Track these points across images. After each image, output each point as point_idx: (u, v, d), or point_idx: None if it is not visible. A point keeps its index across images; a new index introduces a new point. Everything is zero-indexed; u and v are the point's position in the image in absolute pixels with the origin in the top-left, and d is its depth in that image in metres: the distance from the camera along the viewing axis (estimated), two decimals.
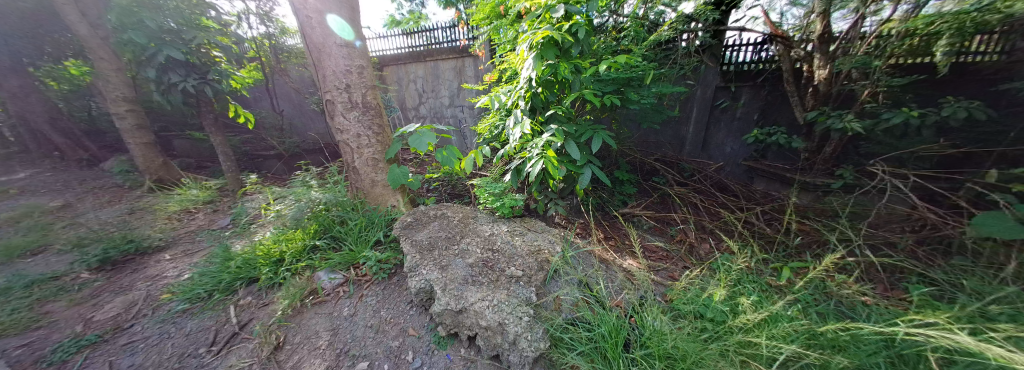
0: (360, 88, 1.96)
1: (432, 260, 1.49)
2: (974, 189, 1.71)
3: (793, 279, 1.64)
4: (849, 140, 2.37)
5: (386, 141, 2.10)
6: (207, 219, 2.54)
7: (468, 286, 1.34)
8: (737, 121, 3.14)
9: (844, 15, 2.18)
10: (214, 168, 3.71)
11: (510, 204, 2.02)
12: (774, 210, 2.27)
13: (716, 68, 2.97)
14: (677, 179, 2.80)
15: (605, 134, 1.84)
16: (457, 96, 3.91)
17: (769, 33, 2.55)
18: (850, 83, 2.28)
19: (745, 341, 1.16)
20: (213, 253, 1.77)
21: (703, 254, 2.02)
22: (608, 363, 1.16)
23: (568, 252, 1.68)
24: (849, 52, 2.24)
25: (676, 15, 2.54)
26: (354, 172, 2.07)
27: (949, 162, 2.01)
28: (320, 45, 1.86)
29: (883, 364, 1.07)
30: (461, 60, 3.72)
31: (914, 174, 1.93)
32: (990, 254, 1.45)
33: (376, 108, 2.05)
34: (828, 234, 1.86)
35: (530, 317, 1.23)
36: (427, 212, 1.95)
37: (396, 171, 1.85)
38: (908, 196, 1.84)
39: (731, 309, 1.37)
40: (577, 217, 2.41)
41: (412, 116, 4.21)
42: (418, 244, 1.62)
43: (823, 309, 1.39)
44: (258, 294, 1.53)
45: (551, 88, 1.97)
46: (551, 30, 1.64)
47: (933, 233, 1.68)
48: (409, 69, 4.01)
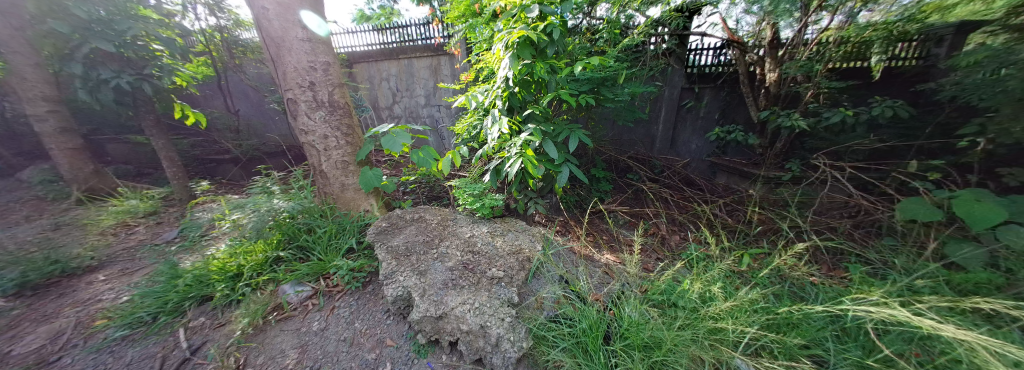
0: (326, 86, 1.84)
1: (410, 266, 1.44)
2: (898, 178, 1.94)
3: (753, 265, 1.77)
4: (796, 137, 2.60)
5: (356, 142, 1.99)
6: (149, 233, 2.28)
7: (448, 291, 1.32)
8: (703, 119, 3.32)
9: (790, 23, 2.37)
10: (158, 175, 3.34)
11: (489, 205, 1.98)
12: (735, 202, 2.44)
13: (681, 70, 3.13)
14: (649, 175, 2.91)
15: (581, 133, 1.87)
16: (433, 95, 3.81)
17: (726, 39, 2.73)
18: (796, 85, 2.50)
19: (715, 327, 1.23)
20: (156, 271, 1.58)
21: (674, 245, 2.13)
22: (589, 357, 1.18)
23: (549, 250, 1.69)
24: (795, 57, 2.45)
25: (646, 21, 2.64)
26: (321, 177, 1.95)
27: (877, 155, 2.28)
28: (280, 39, 1.73)
29: (830, 337, 1.20)
30: (437, 58, 3.65)
31: (851, 165, 2.17)
32: (913, 235, 1.66)
33: (345, 108, 1.94)
34: (780, 222, 2.03)
35: (511, 317, 1.24)
36: (403, 216, 1.88)
37: (368, 174, 1.77)
38: (846, 185, 2.06)
39: (701, 297, 1.44)
40: (556, 215, 2.44)
41: (386, 116, 4.04)
42: (394, 250, 1.55)
43: (779, 291, 1.52)
44: (212, 313, 1.38)
45: (528, 88, 1.98)
46: (526, 29, 1.64)
47: (867, 218, 1.88)
48: (381, 66, 3.83)
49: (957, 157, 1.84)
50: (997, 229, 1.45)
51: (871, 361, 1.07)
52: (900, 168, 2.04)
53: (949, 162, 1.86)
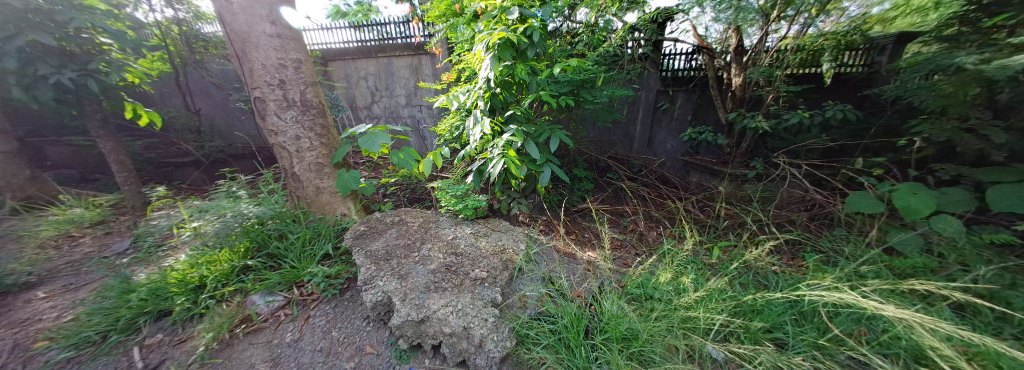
0: (297, 84, 1.76)
1: (390, 270, 1.41)
2: (848, 174, 2.13)
3: (722, 257, 1.87)
4: (759, 137, 2.79)
5: (331, 144, 1.92)
6: (97, 244, 2.07)
7: (430, 294, 1.30)
8: (677, 120, 3.46)
9: (753, 32, 2.52)
10: (107, 180, 3.05)
11: (473, 206, 1.97)
12: (705, 198, 2.57)
13: (656, 73, 3.23)
14: (628, 174, 3.01)
15: (562, 134, 1.90)
16: (414, 95, 3.74)
17: (696, 45, 2.86)
18: (759, 89, 2.67)
19: (687, 316, 1.30)
20: (106, 286, 1.44)
21: (652, 241, 2.22)
22: (571, 352, 1.21)
23: (532, 249, 1.71)
24: (757, 63, 2.61)
25: (623, 25, 2.73)
26: (293, 180, 1.85)
27: (830, 153, 2.49)
28: (245, 34, 1.63)
29: (789, 321, 1.30)
30: (417, 57, 3.59)
31: (807, 163, 2.35)
32: (859, 225, 1.82)
33: (319, 108, 1.86)
34: (746, 216, 2.16)
35: (494, 317, 1.24)
36: (382, 219, 1.84)
37: (345, 176, 1.72)
38: (803, 181, 2.23)
39: (675, 289, 1.50)
40: (539, 214, 2.47)
41: (364, 116, 3.89)
42: (373, 254, 1.51)
43: (746, 280, 1.62)
44: (171, 329, 1.28)
45: (509, 89, 1.98)
46: (507, 31, 1.66)
47: (821, 211, 2.05)
48: (358, 64, 3.69)
49: (897, 155, 2.04)
50: (929, 218, 1.63)
51: (823, 341, 1.18)
52: (849, 165, 2.24)
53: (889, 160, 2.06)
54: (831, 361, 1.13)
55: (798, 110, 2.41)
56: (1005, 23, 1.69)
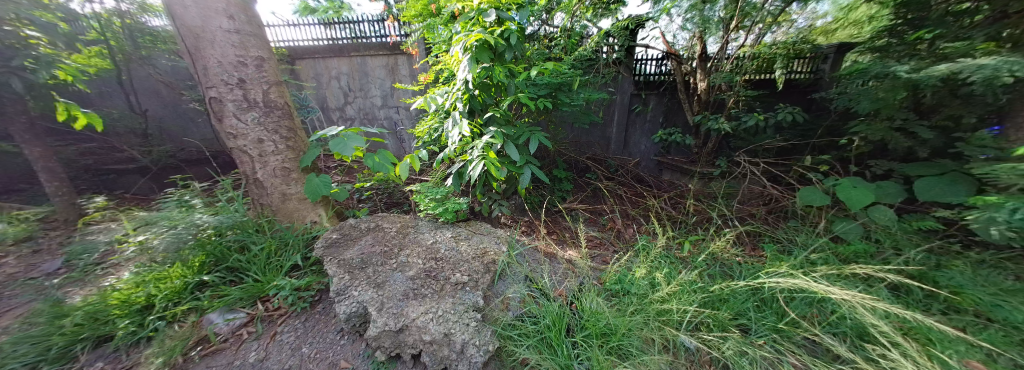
0: (259, 84, 1.65)
1: (366, 279, 1.35)
2: (799, 171, 2.32)
3: (693, 250, 1.97)
4: (723, 137, 2.98)
5: (299, 147, 1.81)
6: (20, 265, 1.81)
7: (409, 302, 1.26)
8: (651, 122, 3.61)
9: (715, 40, 2.70)
10: (30, 190, 2.68)
11: (453, 209, 1.93)
12: (676, 196, 2.69)
13: (629, 77, 3.34)
14: (606, 174, 3.09)
15: (541, 135, 1.92)
16: (390, 96, 3.64)
17: (665, 51, 3.00)
18: (721, 93, 2.85)
19: (662, 310, 1.35)
20: (29, 312, 1.26)
21: (629, 237, 2.29)
22: (553, 351, 1.22)
23: (514, 251, 1.71)
24: (719, 68, 2.77)
25: (598, 31, 2.82)
26: (255, 186, 1.72)
27: (784, 152, 2.71)
28: (198, 28, 1.50)
29: (752, 308, 1.39)
30: (393, 57, 3.49)
31: (764, 161, 2.53)
32: (810, 217, 1.99)
33: (284, 109, 1.75)
34: (713, 211, 2.29)
35: (477, 321, 1.22)
36: (357, 226, 1.76)
37: (315, 181, 1.63)
38: (761, 178, 2.40)
39: (650, 283, 1.56)
40: (521, 215, 2.47)
41: (337, 117, 3.71)
42: (346, 263, 1.43)
43: (714, 272, 1.71)
44: (113, 357, 1.14)
45: (488, 91, 1.98)
46: (484, 33, 1.66)
47: (778, 204, 2.21)
48: (328, 63, 3.52)
49: (840, 153, 2.26)
50: (868, 210, 1.82)
51: (782, 325, 1.28)
52: (800, 162, 2.45)
53: (834, 157, 2.27)
54: (789, 343, 1.23)
55: (756, 113, 2.60)
56: (925, 36, 1.93)
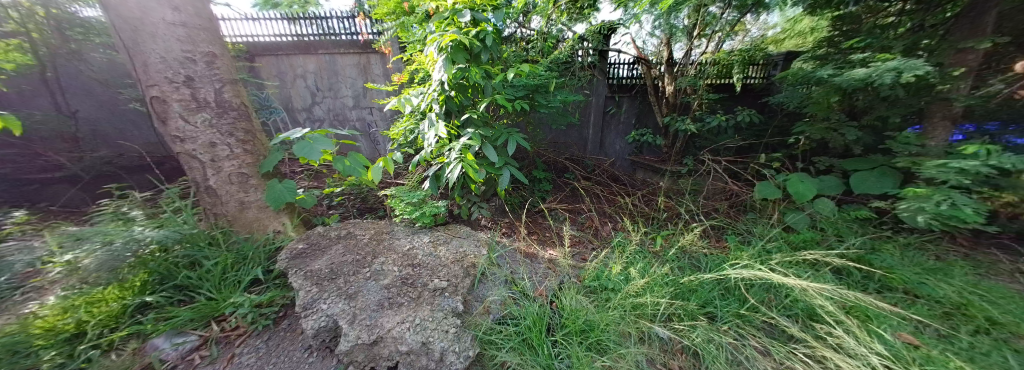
0: (210, 82, 1.51)
1: (337, 290, 1.28)
2: (756, 168, 2.51)
3: (664, 244, 2.05)
4: (690, 138, 3.15)
5: (259, 151, 1.68)
6: None
7: (384, 312, 1.21)
8: (624, 123, 3.74)
9: (681, 47, 2.86)
10: None
11: (431, 212, 1.88)
12: (648, 193, 2.81)
13: (604, 80, 3.43)
14: (583, 174, 3.16)
15: (519, 137, 1.93)
16: (363, 96, 3.49)
17: (636, 56, 3.13)
18: (687, 96, 3.02)
19: (637, 303, 1.40)
20: None
21: (606, 235, 2.35)
22: (534, 352, 1.22)
23: (494, 253, 1.70)
24: (685, 72, 2.94)
25: (572, 34, 2.89)
26: (207, 195, 1.58)
27: (742, 150, 2.92)
28: (137, 20, 1.36)
29: (717, 298, 1.48)
30: (365, 56, 3.35)
31: (726, 159, 2.72)
32: (766, 210, 2.15)
33: (241, 110, 1.62)
34: (681, 207, 2.41)
35: (457, 327, 1.20)
36: (325, 234, 1.67)
37: (278, 187, 1.54)
38: (723, 175, 2.57)
39: (626, 278, 1.61)
40: (501, 217, 2.47)
41: (303, 118, 3.49)
42: (314, 275, 1.35)
43: (684, 264, 1.80)
44: None
45: (464, 92, 1.95)
46: (459, 34, 1.64)
47: (738, 199, 2.38)
48: (292, 61, 3.30)
49: (789, 151, 2.48)
50: (814, 202, 2.00)
51: (744, 311, 1.38)
52: (757, 160, 2.65)
53: (785, 155, 2.48)
54: (751, 327, 1.33)
55: (718, 115, 2.78)
56: (857, 45, 2.17)
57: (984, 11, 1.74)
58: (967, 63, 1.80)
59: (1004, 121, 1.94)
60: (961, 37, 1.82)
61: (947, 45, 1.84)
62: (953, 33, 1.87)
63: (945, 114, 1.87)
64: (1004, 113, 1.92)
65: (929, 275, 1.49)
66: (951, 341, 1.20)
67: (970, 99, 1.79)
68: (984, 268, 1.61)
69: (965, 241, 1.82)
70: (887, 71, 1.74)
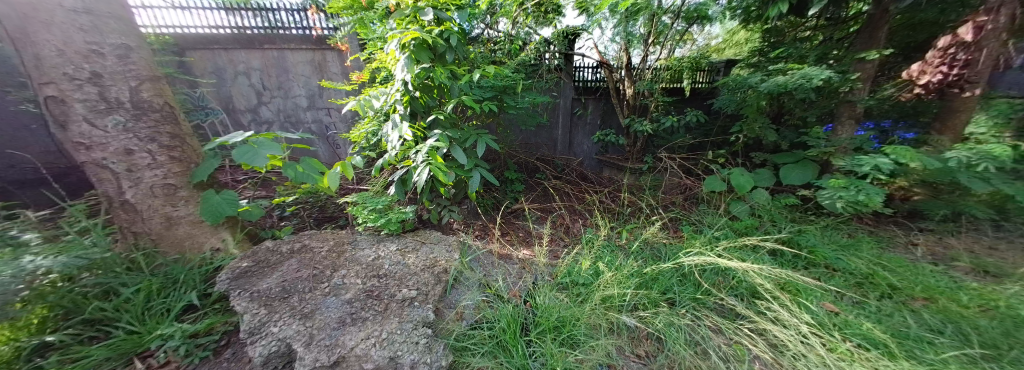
0: (123, 79, 1.30)
1: (290, 310, 1.17)
2: (705, 164, 2.75)
3: (629, 237, 2.16)
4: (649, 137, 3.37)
5: (191, 159, 1.48)
6: None
7: (346, 329, 1.13)
8: (591, 124, 3.89)
9: (638, 53, 3.04)
10: None
11: (397, 219, 1.79)
12: (614, 190, 2.95)
13: (570, 83, 3.52)
14: (554, 173, 3.22)
15: (489, 138, 1.90)
16: (318, 95, 3.23)
17: (599, 60, 3.25)
18: (644, 98, 3.22)
19: (605, 296, 1.46)
20: None
21: (577, 232, 2.42)
22: (509, 353, 1.21)
23: (466, 257, 1.67)
24: (642, 76, 3.13)
25: (538, 38, 2.94)
26: (124, 211, 1.36)
27: (693, 148, 3.19)
28: (23, 4, 1.12)
29: (675, 284, 1.60)
30: (320, 53, 3.11)
31: (680, 156, 2.94)
32: (715, 202, 2.36)
33: (166, 112, 1.42)
34: (643, 202, 2.56)
35: (428, 337, 1.15)
36: (275, 249, 1.52)
37: (214, 198, 1.41)
38: (678, 171, 2.78)
39: (595, 273, 1.67)
40: (474, 219, 2.43)
41: (248, 120, 3.15)
42: (262, 295, 1.22)
43: (647, 255, 1.92)
44: None
45: (429, 93, 1.88)
46: (421, 32, 1.58)
47: (691, 192, 2.59)
48: (232, 56, 2.96)
49: (732, 148, 2.75)
50: (752, 193, 2.24)
51: (699, 294, 1.50)
52: (706, 156, 2.91)
53: (729, 151, 2.75)
54: (704, 308, 1.46)
55: (671, 116, 3.00)
56: (781, 55, 2.48)
57: (876, 28, 2.10)
58: (865, 71, 2.14)
59: (892, 119, 2.37)
60: (862, 48, 2.18)
61: (848, 55, 2.16)
62: (856, 45, 2.23)
63: (850, 115, 2.20)
64: (892, 112, 2.35)
65: (843, 252, 1.74)
66: (862, 307, 1.41)
67: (867, 101, 2.13)
68: (884, 243, 1.92)
69: (870, 221, 2.18)
70: (800, 77, 2.01)
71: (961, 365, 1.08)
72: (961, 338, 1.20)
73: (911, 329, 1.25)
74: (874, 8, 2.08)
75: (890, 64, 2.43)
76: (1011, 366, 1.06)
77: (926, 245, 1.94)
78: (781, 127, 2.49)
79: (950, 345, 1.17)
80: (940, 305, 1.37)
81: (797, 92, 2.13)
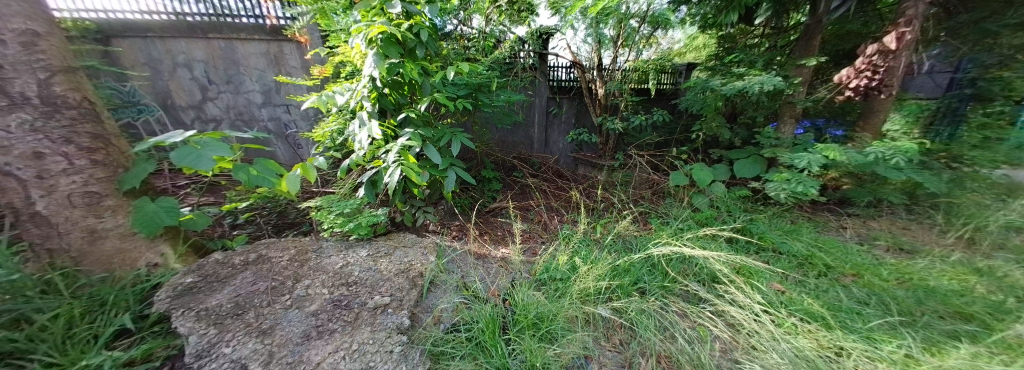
0: (29, 71, 1.10)
1: (245, 328, 1.07)
2: (671, 160, 2.91)
3: (603, 231, 2.22)
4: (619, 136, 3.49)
5: (120, 164, 1.31)
6: None
7: (311, 344, 1.05)
8: (565, 123, 3.95)
9: (609, 54, 3.13)
10: None
11: (368, 223, 1.70)
12: (588, 187, 3.03)
13: (545, 82, 3.54)
14: (530, 171, 3.23)
15: (464, 137, 1.86)
16: (275, 91, 2.99)
17: (572, 60, 3.31)
18: (614, 98, 3.33)
19: (581, 289, 1.49)
20: None
21: (554, 228, 2.45)
22: (488, 354, 1.19)
23: (442, 259, 1.63)
24: (612, 76, 3.23)
25: (513, 36, 2.92)
26: (32, 226, 1.16)
27: (659, 145, 3.36)
28: None
29: (645, 274, 1.67)
30: (276, 45, 2.88)
31: (647, 153, 3.09)
32: (680, 196, 2.51)
33: (85, 109, 1.23)
34: (615, 197, 2.66)
35: (403, 345, 1.10)
36: (226, 262, 1.40)
37: (150, 207, 1.26)
38: (646, 167, 2.92)
39: (571, 268, 1.70)
40: (450, 219, 2.39)
41: (190, 118, 2.82)
42: (211, 314, 1.10)
43: (619, 246, 2.00)
44: None
45: (399, 89, 1.80)
46: (388, 25, 1.51)
47: (658, 187, 2.73)
48: (170, 46, 2.63)
49: (693, 145, 2.93)
50: (711, 186, 2.41)
51: (666, 282, 1.58)
52: (670, 153, 3.08)
53: (691, 148, 2.93)
54: (672, 295, 1.54)
55: (640, 115, 3.13)
56: (734, 60, 2.68)
57: (812, 36, 2.34)
58: (804, 76, 2.38)
59: (825, 118, 2.73)
60: (799, 55, 2.41)
61: (789, 61, 2.39)
62: (795, 52, 2.46)
63: (791, 114, 2.44)
64: (826, 112, 2.70)
65: (787, 237, 1.93)
66: (803, 285, 1.57)
67: (805, 102, 2.37)
68: (821, 228, 2.15)
69: (808, 208, 2.43)
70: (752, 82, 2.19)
71: (884, 332, 1.23)
72: (884, 307, 1.37)
73: (844, 302, 1.42)
74: (811, 18, 2.31)
75: (824, 69, 2.72)
76: (923, 330, 1.23)
77: (854, 227, 2.21)
78: (735, 126, 2.69)
79: (876, 314, 1.33)
80: (866, 280, 1.55)
81: (750, 94, 2.31)
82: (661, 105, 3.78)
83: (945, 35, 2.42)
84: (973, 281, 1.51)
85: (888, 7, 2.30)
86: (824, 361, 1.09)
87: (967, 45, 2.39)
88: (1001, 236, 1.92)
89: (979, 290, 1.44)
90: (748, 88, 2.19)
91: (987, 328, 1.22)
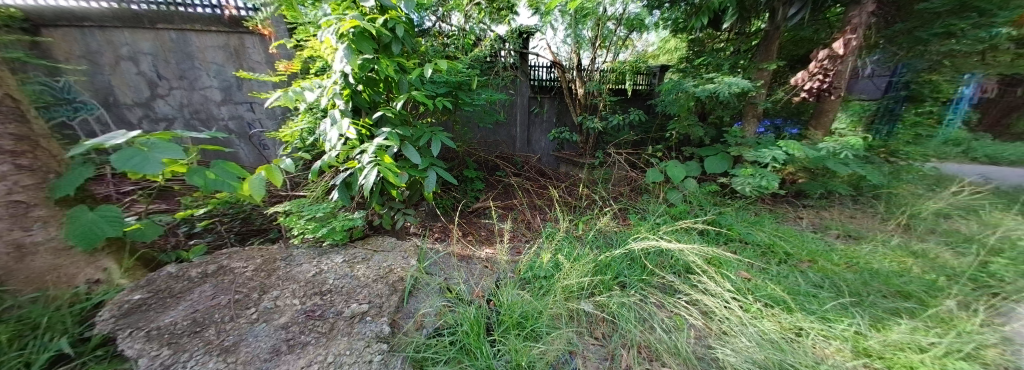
0: None
1: (204, 347, 0.98)
2: (648, 157, 3.01)
3: (585, 228, 2.26)
4: (599, 135, 3.57)
5: (49, 168, 1.15)
6: None
7: (281, 359, 0.98)
8: (546, 122, 3.98)
9: (587, 55, 3.17)
10: None
11: (343, 227, 1.62)
12: (570, 184, 3.07)
13: (526, 81, 3.55)
14: (513, 170, 3.22)
15: (444, 136, 1.81)
16: (236, 87, 2.76)
17: (551, 59, 3.32)
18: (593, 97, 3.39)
19: (565, 286, 1.50)
20: None
21: (537, 226, 2.47)
22: (473, 357, 1.17)
23: (424, 262, 1.58)
24: (591, 76, 3.28)
25: (493, 34, 2.89)
26: None
27: (637, 144, 3.47)
28: None
29: (625, 269, 1.72)
30: (236, 37, 2.66)
31: (625, 152, 3.18)
32: (656, 192, 2.60)
33: (8, 107, 1.07)
34: (596, 194, 2.71)
35: (384, 353, 1.05)
36: (180, 276, 1.28)
37: (87, 217, 1.12)
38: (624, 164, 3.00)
39: (555, 266, 1.71)
40: (432, 221, 2.33)
41: (137, 117, 2.56)
42: (164, 334, 1.00)
43: (600, 242, 2.04)
44: None
45: (374, 87, 1.72)
46: (360, 19, 1.43)
47: (636, 184, 2.82)
48: (110, 36, 2.37)
49: (668, 143, 3.05)
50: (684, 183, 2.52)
51: (645, 276, 1.63)
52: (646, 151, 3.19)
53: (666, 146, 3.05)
54: (651, 288, 1.59)
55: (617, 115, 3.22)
56: (703, 62, 2.82)
57: (770, 42, 2.53)
58: (765, 78, 2.55)
59: (784, 117, 2.93)
60: (761, 59, 2.60)
61: (751, 65, 2.59)
62: (757, 55, 2.64)
63: (754, 114, 2.61)
64: (784, 112, 2.90)
65: (752, 228, 2.06)
66: (767, 272, 1.68)
67: (765, 103, 2.55)
68: (781, 219, 2.31)
69: (769, 201, 2.61)
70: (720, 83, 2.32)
71: (837, 312, 1.34)
72: (837, 289, 1.50)
73: (802, 286, 1.53)
74: (771, 25, 2.48)
75: (783, 72, 2.93)
76: (869, 309, 1.35)
77: (810, 217, 2.40)
78: (704, 124, 2.83)
79: (830, 297, 1.44)
80: (820, 265, 1.69)
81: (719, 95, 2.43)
82: (637, 105, 3.90)
83: (883, 42, 2.62)
84: (910, 263, 1.68)
85: (835, 17, 2.52)
86: (786, 342, 1.17)
87: (902, 51, 2.62)
88: (931, 222, 2.15)
89: (915, 271, 1.60)
90: (717, 88, 2.31)
91: (923, 305, 1.36)
